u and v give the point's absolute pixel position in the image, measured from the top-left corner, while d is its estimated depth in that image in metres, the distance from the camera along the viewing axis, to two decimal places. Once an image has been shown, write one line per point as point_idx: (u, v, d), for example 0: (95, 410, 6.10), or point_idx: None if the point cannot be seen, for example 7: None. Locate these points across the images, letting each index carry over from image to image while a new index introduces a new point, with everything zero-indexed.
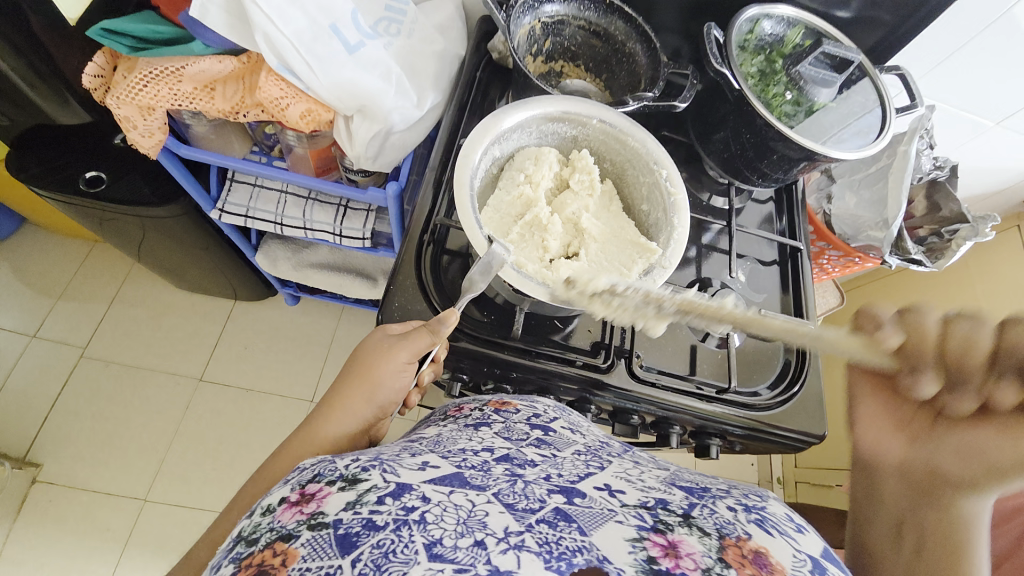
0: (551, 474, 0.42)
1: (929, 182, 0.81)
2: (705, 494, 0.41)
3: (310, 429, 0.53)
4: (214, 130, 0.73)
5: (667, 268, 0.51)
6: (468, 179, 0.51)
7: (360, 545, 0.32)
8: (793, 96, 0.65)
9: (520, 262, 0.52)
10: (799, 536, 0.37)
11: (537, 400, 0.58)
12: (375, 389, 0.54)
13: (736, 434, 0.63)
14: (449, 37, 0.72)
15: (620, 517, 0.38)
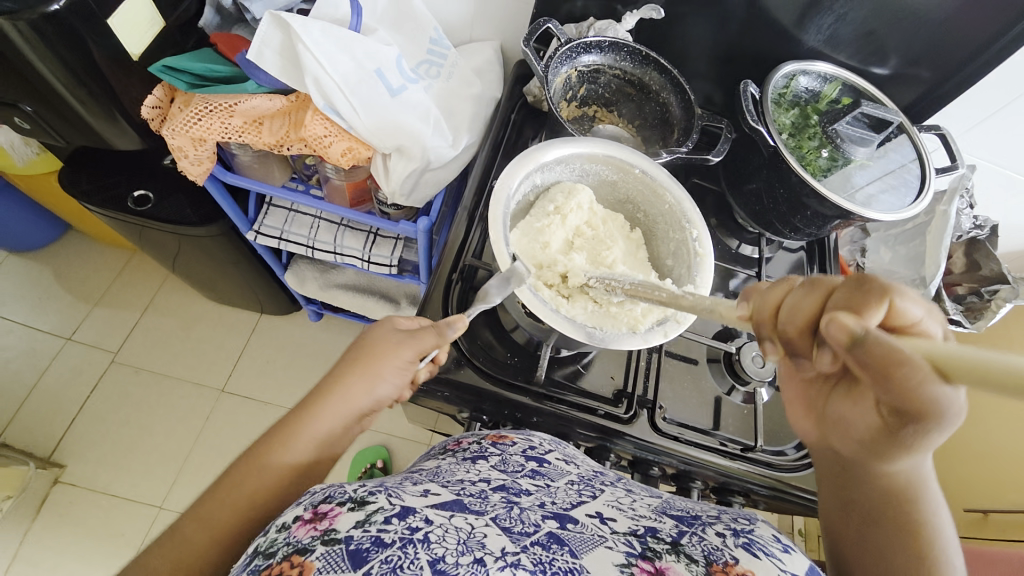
0: (545, 501, 0.44)
1: (969, 240, 0.79)
2: (695, 522, 0.44)
3: (289, 430, 0.45)
4: (258, 159, 0.75)
5: (682, 324, 0.48)
6: (504, 198, 0.50)
7: (371, 561, 0.32)
8: (828, 152, 0.65)
9: (537, 285, 0.50)
10: (784, 555, 0.39)
11: (532, 434, 0.57)
12: (375, 383, 0.49)
13: (759, 494, 0.61)
14: (485, 81, 0.74)
15: (609, 543, 0.40)
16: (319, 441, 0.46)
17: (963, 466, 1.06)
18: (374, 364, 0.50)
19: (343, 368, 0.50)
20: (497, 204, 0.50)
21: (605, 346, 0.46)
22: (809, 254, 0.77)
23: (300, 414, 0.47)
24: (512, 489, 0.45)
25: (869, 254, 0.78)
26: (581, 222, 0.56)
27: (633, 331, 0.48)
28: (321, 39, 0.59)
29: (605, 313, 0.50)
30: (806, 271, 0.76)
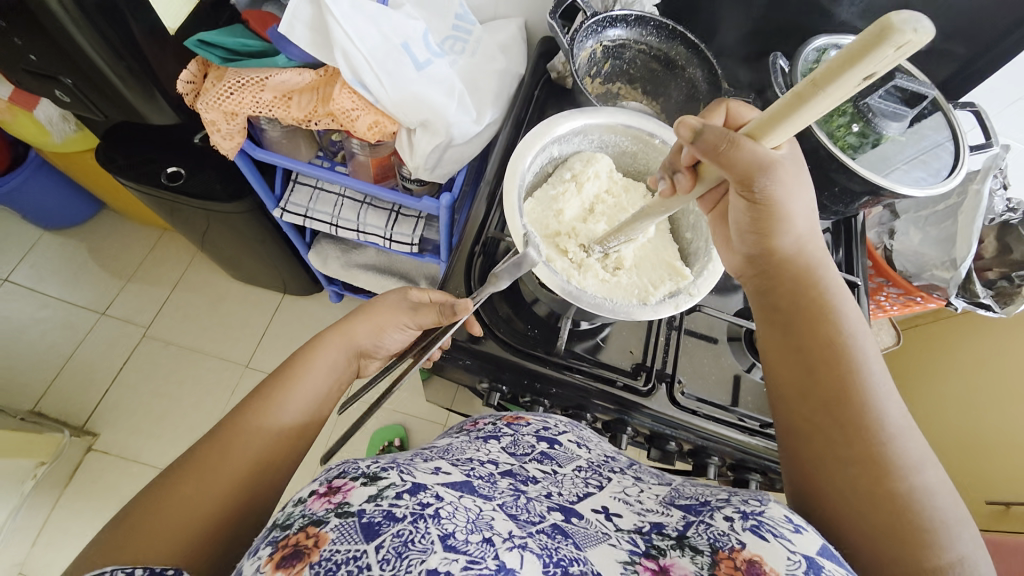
0: (551, 491, 0.45)
1: (1000, 224, 0.77)
2: (704, 509, 0.42)
3: (303, 361, 0.49)
4: (286, 134, 0.77)
5: (694, 297, 0.47)
6: (521, 169, 0.50)
7: (382, 534, 0.32)
8: (860, 128, 0.62)
9: (549, 257, 0.49)
10: (797, 536, 0.36)
11: (549, 416, 0.58)
12: (379, 333, 0.55)
13: (777, 471, 0.61)
14: (510, 57, 0.74)
15: (612, 540, 0.40)
16: (327, 374, 0.50)
17: (985, 458, 1.05)
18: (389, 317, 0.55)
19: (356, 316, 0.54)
20: (513, 176, 0.50)
21: (615, 315, 0.45)
22: (835, 235, 0.76)
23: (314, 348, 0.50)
24: (518, 478, 0.46)
25: (897, 236, 0.77)
26: (597, 193, 0.56)
27: (643, 301, 0.47)
28: (351, 12, 0.60)
29: (616, 285, 0.50)
30: (831, 252, 0.75)
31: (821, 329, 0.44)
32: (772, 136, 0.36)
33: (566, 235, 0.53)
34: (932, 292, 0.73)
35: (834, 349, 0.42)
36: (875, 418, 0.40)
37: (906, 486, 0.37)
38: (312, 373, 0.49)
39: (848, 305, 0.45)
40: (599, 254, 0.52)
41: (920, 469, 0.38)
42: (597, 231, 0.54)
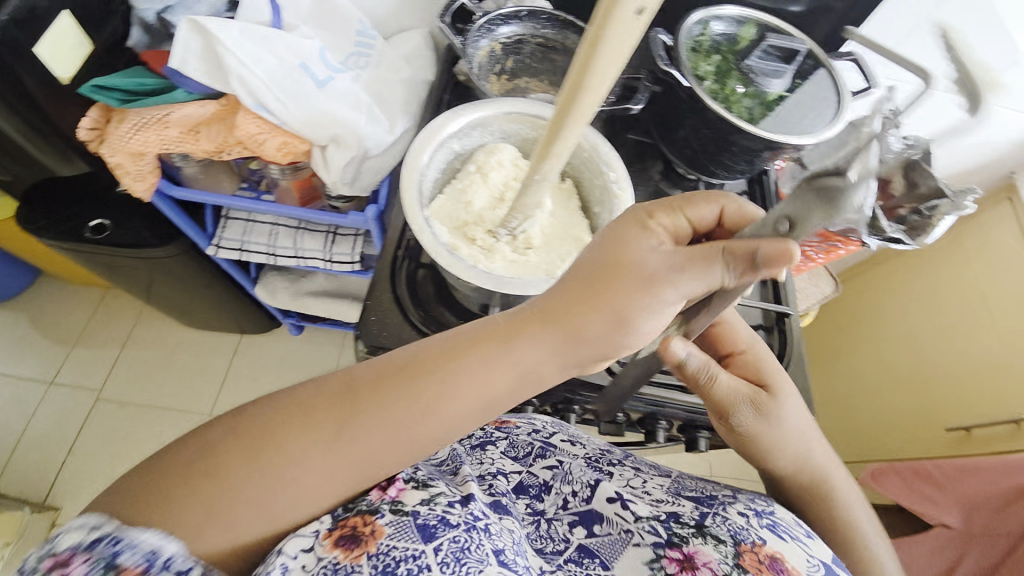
0: (566, 498, 0.51)
1: (906, 161, 0.78)
2: (715, 502, 0.48)
3: (456, 359, 0.40)
4: (203, 169, 0.77)
5: None
6: (419, 166, 0.51)
7: (439, 536, 0.38)
8: (747, 89, 0.67)
9: (454, 244, 0.50)
10: (809, 541, 0.45)
11: (534, 417, 0.61)
12: (638, 319, 0.38)
13: None
14: (416, 66, 0.76)
15: (637, 536, 0.47)
16: (514, 373, 0.40)
17: (933, 387, 1.10)
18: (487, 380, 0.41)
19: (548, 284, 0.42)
20: (412, 173, 0.51)
21: (521, 291, 0.47)
22: (752, 195, 0.80)
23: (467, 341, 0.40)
24: (530, 492, 0.52)
25: None
26: (503, 181, 0.57)
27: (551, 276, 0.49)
28: (241, 38, 0.61)
29: (522, 263, 0.51)
30: None
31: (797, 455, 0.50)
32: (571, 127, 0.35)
33: (473, 223, 0.54)
34: (848, 237, 0.77)
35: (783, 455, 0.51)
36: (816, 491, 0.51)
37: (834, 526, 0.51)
38: (458, 385, 0.40)
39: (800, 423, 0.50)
40: (507, 236, 0.52)
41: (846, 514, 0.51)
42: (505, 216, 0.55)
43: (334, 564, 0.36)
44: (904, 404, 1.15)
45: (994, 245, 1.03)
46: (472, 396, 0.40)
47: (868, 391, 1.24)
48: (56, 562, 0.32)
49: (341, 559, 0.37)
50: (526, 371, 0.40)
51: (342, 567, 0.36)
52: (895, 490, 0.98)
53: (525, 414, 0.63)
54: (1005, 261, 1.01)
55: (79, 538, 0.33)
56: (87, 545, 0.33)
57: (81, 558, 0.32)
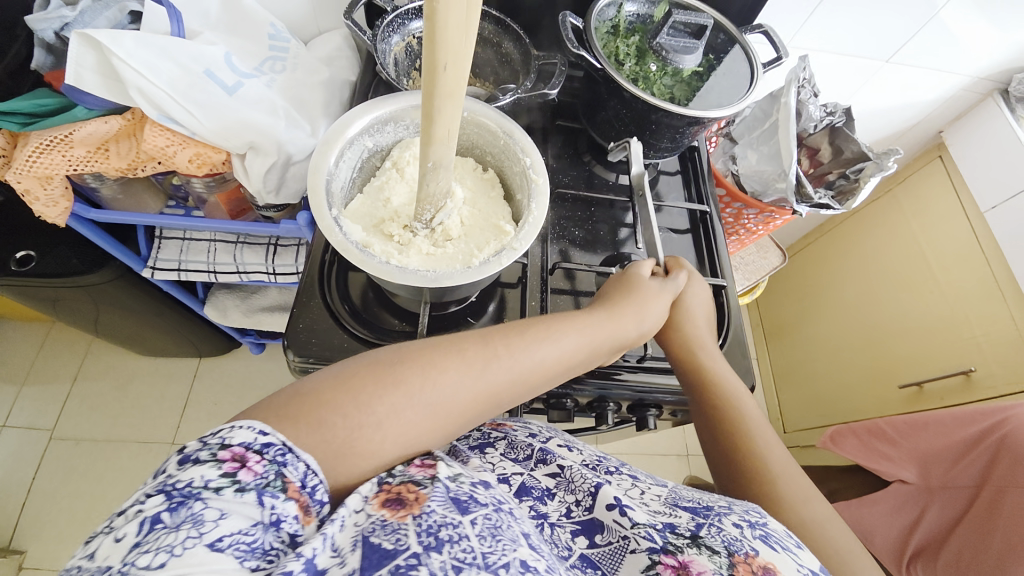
0: (569, 508, 0.45)
1: (828, 128, 0.83)
2: (710, 512, 0.44)
3: (543, 328, 0.46)
4: (122, 190, 0.74)
5: (517, 250, 0.48)
6: (326, 164, 0.49)
7: (473, 512, 0.33)
8: (659, 65, 0.67)
9: (367, 242, 0.49)
10: (800, 551, 0.40)
11: (531, 420, 0.55)
12: (646, 314, 0.54)
13: (669, 401, 0.65)
14: (337, 66, 0.74)
15: (633, 544, 0.41)
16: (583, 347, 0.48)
17: (889, 346, 1.11)
18: (490, 396, 0.42)
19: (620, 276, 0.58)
20: (319, 172, 0.49)
21: (439, 284, 0.46)
22: (685, 174, 0.80)
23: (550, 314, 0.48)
24: (535, 495, 0.45)
25: (739, 161, 0.83)
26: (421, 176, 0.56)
27: (468, 266, 0.48)
28: (137, 48, 0.58)
29: (439, 257, 0.50)
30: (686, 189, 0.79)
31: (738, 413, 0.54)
32: (439, 125, 0.35)
33: (389, 220, 0.53)
34: (780, 206, 0.79)
35: (727, 418, 0.54)
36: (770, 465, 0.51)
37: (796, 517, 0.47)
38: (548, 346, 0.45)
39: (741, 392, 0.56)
40: (424, 230, 0.51)
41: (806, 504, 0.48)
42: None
43: (382, 522, 0.32)
44: (861, 366, 1.17)
45: (927, 204, 1.06)
46: (562, 357, 0.46)
47: (827, 356, 1.26)
48: (231, 456, 0.30)
49: (388, 517, 0.32)
50: (599, 345, 0.49)
51: (390, 524, 0.32)
52: (852, 451, 0.99)
53: (520, 418, 0.57)
54: (937, 218, 1.04)
55: (250, 436, 0.32)
56: (258, 446, 0.31)
57: (255, 458, 0.31)
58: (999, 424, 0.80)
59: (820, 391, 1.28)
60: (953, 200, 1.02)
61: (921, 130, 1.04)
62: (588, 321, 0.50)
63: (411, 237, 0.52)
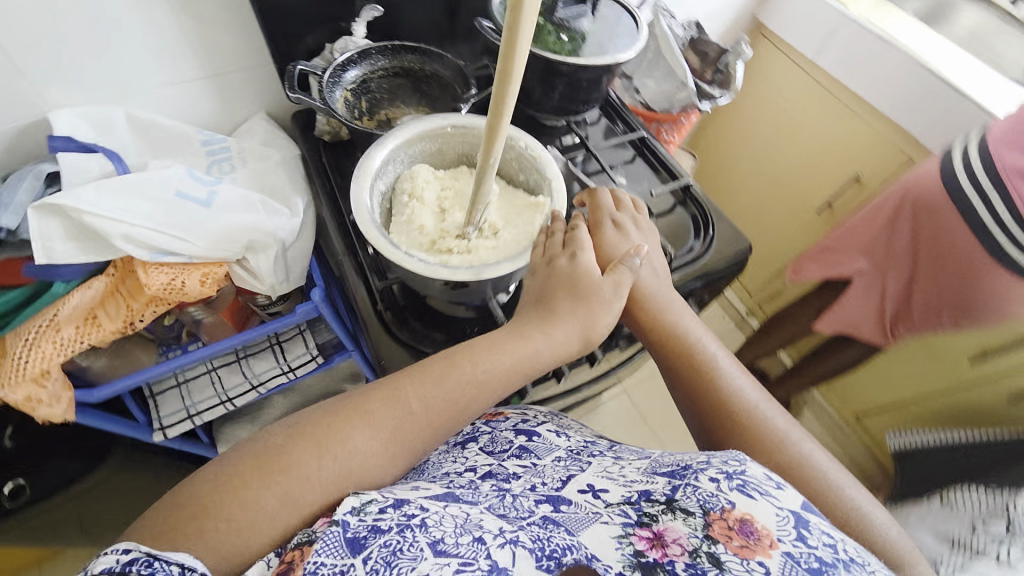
0: (535, 486, 0.51)
1: (689, 41, 1.01)
2: (687, 472, 0.45)
3: (485, 343, 0.53)
4: (115, 355, 0.70)
5: (561, 211, 0.57)
6: (370, 216, 0.52)
7: (370, 546, 0.36)
8: (566, 34, 0.77)
9: (442, 259, 0.54)
10: (779, 492, 0.41)
11: (530, 408, 0.68)
12: (601, 315, 0.54)
13: (701, 286, 0.76)
14: (279, 145, 0.75)
15: (604, 518, 0.45)
16: (517, 358, 0.52)
17: (797, 188, 1.35)
18: (508, 377, 0.52)
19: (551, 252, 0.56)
20: (368, 224, 0.52)
21: (524, 261, 0.53)
22: (608, 116, 0.93)
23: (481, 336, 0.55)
24: (498, 478, 0.53)
25: (641, 90, 0.97)
26: (438, 194, 0.61)
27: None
28: (102, 198, 0.57)
29: (503, 245, 0.57)
30: (615, 127, 0.92)
31: (709, 366, 0.59)
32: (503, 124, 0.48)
33: (440, 237, 0.58)
34: (689, 111, 0.94)
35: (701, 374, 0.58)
36: (749, 414, 0.55)
37: (774, 466, 0.51)
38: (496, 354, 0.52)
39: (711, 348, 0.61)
40: (475, 231, 0.58)
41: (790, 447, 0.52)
42: (460, 218, 0.59)
43: None
44: (784, 213, 1.41)
45: (768, 71, 1.31)
46: (493, 373, 0.52)
47: (755, 219, 1.50)
48: None
49: None
50: (525, 360, 0.52)
51: None
52: (814, 272, 1.14)
53: (516, 409, 0.68)
54: (781, 78, 1.29)
55: (112, 559, 0.35)
56: (121, 566, 0.34)
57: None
58: (904, 197, 0.96)
59: (764, 248, 1.50)
60: (789, 62, 1.25)
61: (745, 18, 1.25)
62: (532, 344, 0.53)
63: (471, 241, 0.58)
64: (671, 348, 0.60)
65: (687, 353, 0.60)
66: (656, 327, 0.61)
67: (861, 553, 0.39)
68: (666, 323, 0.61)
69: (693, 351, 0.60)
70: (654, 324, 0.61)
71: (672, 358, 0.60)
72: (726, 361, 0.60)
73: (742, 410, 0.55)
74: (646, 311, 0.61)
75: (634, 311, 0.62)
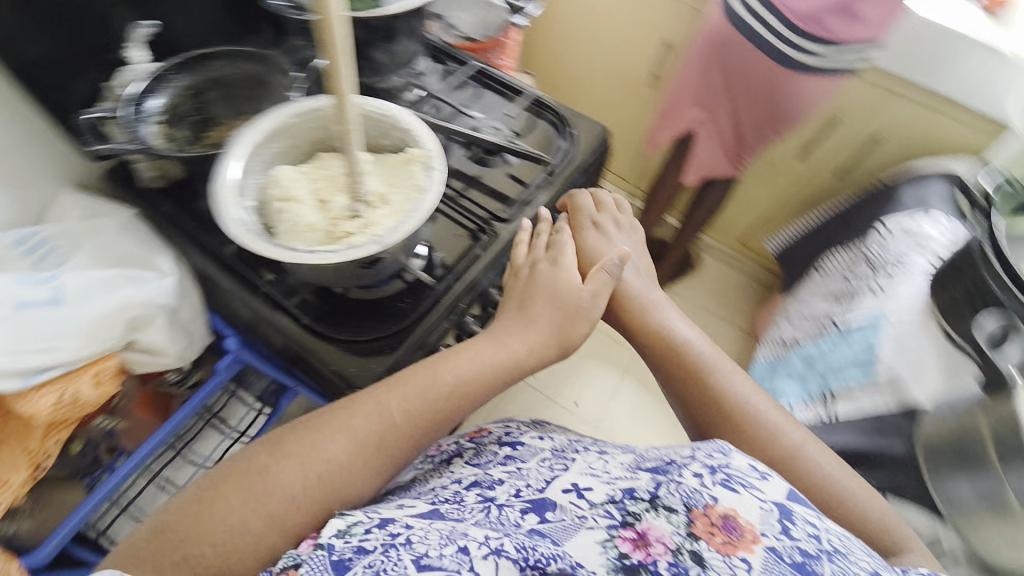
0: (519, 492, 0.58)
1: None
2: (671, 470, 0.53)
3: (473, 350, 0.64)
4: (41, 503, 0.64)
5: (438, 154, 0.56)
6: (249, 233, 0.50)
7: (354, 566, 0.44)
8: None
9: (343, 243, 0.53)
10: (764, 486, 0.50)
11: (511, 420, 0.80)
12: (580, 322, 0.68)
13: (582, 181, 0.83)
14: (108, 212, 0.66)
15: (591, 522, 0.51)
16: (505, 359, 0.64)
17: (624, 70, 1.47)
18: (491, 373, 0.62)
19: (534, 261, 0.71)
20: (251, 241, 0.50)
21: (423, 212, 0.53)
22: (438, 58, 0.92)
23: (456, 348, 0.64)
24: (484, 486, 0.61)
25: (457, 23, 0.99)
26: (310, 187, 0.59)
27: (422, 190, 0.54)
28: None
29: (396, 206, 0.56)
30: (449, 66, 0.92)
31: (701, 360, 0.71)
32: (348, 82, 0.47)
33: (334, 224, 0.56)
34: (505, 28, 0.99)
35: (688, 368, 0.71)
36: (737, 402, 0.67)
37: (773, 454, 0.63)
38: (481, 357, 0.63)
39: (702, 345, 0.73)
40: (365, 206, 0.57)
41: (783, 436, 0.64)
42: (346, 200, 0.58)
43: None
44: (622, 96, 1.54)
45: None
46: (462, 378, 0.61)
47: (603, 112, 1.61)
48: None
49: None
50: (516, 367, 0.64)
51: None
52: (664, 135, 1.29)
53: (500, 421, 0.81)
54: None
55: None
56: None
57: None
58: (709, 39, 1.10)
59: (620, 135, 1.63)
60: None
61: None
62: (511, 348, 0.65)
63: (365, 216, 0.56)
64: (662, 346, 0.73)
65: (676, 351, 0.72)
66: (645, 327, 0.74)
67: (843, 543, 0.47)
68: (656, 324, 0.74)
69: (686, 348, 0.72)
70: (643, 326, 0.74)
71: (661, 353, 0.73)
72: (717, 357, 0.72)
73: (734, 402, 0.67)
74: (635, 313, 0.75)
75: (619, 308, 0.76)
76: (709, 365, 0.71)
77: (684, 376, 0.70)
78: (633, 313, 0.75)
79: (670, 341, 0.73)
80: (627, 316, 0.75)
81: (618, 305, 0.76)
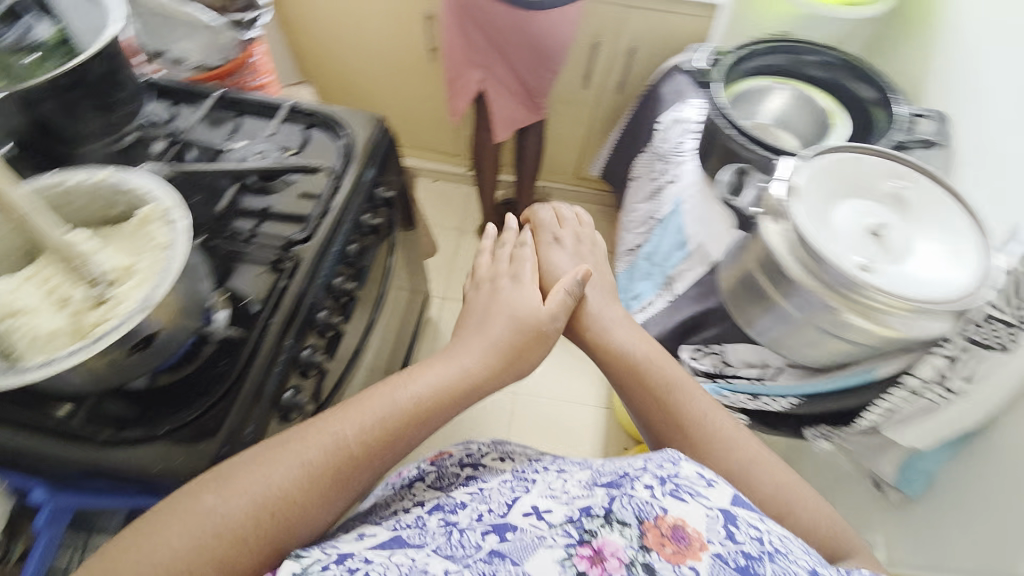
0: (482, 516, 0.57)
1: None
2: (625, 484, 0.53)
3: (435, 363, 0.66)
4: None
5: (173, 205, 0.52)
6: None
7: None
8: (35, 53, 0.70)
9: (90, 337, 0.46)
10: (709, 493, 0.51)
11: (471, 444, 0.81)
12: (539, 341, 0.70)
13: (375, 173, 0.81)
14: None
15: (549, 541, 0.49)
16: (465, 362, 0.66)
17: (400, 52, 1.48)
18: (448, 376, 0.64)
19: (494, 278, 0.77)
20: None
21: (170, 270, 0.48)
22: (177, 100, 0.85)
23: (414, 369, 0.65)
24: (446, 511, 0.61)
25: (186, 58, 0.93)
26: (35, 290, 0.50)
27: (165, 249, 0.50)
28: None
29: (145, 274, 0.50)
30: (192, 104, 0.84)
31: (672, 377, 0.70)
32: None
33: (79, 320, 0.49)
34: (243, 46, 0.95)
35: (661, 382, 0.70)
36: (703, 418, 0.66)
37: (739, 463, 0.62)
38: (443, 365, 0.65)
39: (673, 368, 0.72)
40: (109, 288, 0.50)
41: (750, 458, 0.62)
42: (87, 289, 0.51)
43: None
44: (411, 78, 1.55)
45: None
46: (425, 395, 0.61)
47: (401, 98, 1.61)
48: None
49: None
50: (471, 372, 0.65)
51: None
52: (459, 103, 1.32)
53: (460, 445, 0.82)
54: None
55: None
56: None
57: None
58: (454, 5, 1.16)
59: (427, 115, 1.65)
60: None
61: None
62: (463, 347, 0.68)
63: (113, 298, 0.50)
64: (632, 367, 0.72)
65: (647, 367, 0.72)
66: (613, 344, 0.75)
67: (783, 544, 0.47)
68: (621, 339, 0.75)
69: (658, 363, 0.72)
70: (613, 346, 0.74)
71: (632, 366, 0.72)
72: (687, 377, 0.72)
73: (703, 423, 0.65)
74: (600, 325, 0.76)
75: (586, 320, 0.77)
76: (681, 381, 0.70)
77: (658, 399, 0.69)
78: (600, 328, 0.76)
79: (628, 357, 0.73)
80: (595, 328, 0.76)
81: (584, 318, 0.78)
